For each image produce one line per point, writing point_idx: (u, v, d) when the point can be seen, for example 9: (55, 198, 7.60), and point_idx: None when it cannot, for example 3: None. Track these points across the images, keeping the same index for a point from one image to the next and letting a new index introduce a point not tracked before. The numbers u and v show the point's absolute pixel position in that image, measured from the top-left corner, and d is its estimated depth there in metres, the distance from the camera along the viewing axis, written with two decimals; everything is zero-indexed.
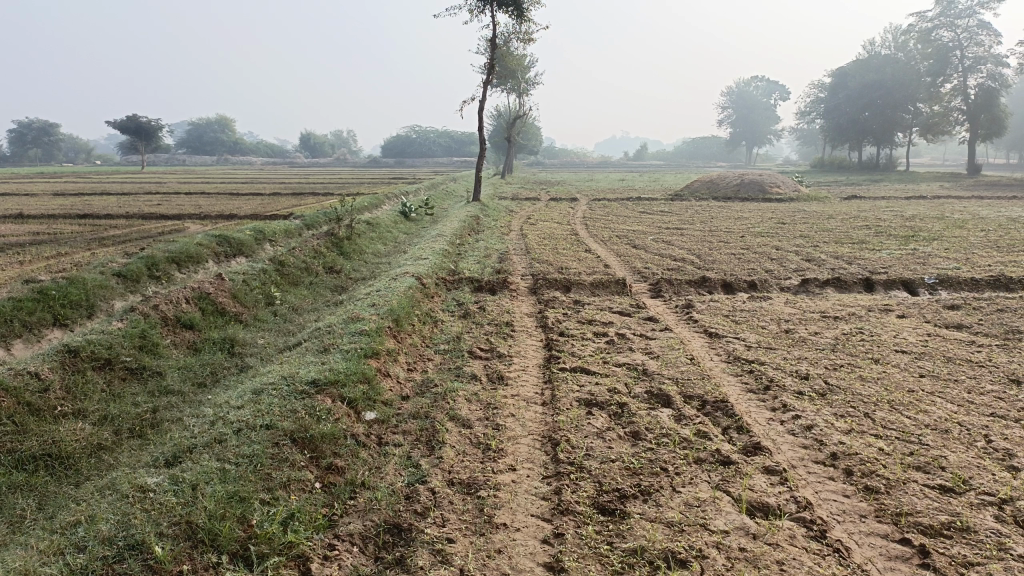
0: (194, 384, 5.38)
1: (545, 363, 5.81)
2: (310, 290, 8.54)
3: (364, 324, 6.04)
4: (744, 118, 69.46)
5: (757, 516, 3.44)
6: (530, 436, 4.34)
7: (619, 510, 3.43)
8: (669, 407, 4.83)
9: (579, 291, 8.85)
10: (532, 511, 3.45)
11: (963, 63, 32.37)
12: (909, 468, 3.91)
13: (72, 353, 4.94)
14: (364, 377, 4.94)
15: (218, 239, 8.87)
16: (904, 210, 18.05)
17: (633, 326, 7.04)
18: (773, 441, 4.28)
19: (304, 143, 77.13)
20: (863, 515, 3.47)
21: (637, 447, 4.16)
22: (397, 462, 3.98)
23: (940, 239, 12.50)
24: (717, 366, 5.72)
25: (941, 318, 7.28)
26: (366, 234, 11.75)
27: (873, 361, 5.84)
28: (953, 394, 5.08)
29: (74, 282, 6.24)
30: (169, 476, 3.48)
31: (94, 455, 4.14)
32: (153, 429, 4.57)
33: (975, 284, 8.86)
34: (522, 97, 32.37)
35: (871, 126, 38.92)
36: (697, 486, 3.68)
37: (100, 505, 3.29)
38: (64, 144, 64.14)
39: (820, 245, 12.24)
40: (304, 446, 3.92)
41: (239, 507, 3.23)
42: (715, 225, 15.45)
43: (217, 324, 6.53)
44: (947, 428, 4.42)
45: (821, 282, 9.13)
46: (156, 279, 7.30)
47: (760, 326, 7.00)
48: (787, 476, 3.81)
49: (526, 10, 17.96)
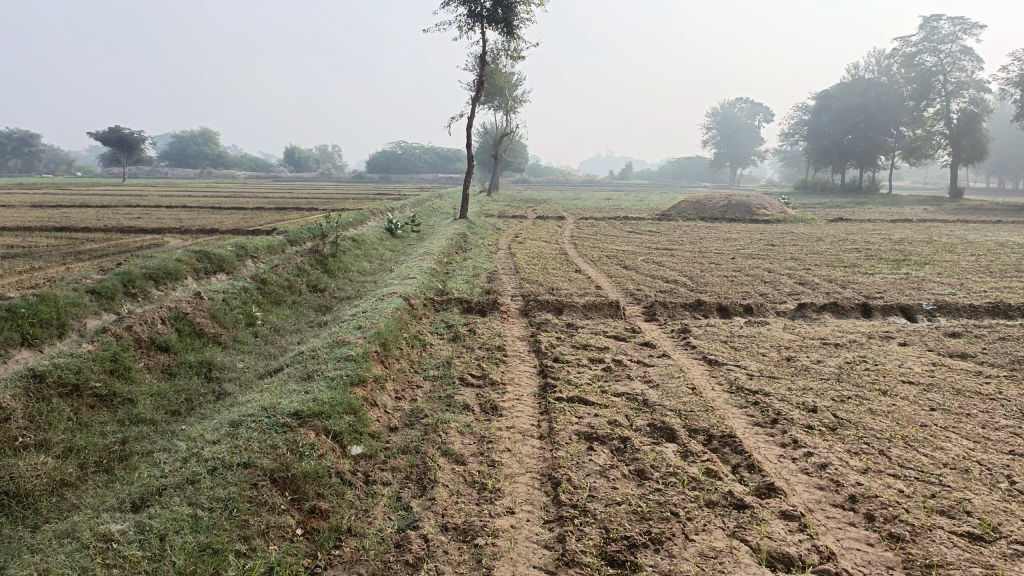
0: (167, 412, 5.06)
1: (540, 391, 5.53)
2: (293, 309, 8.24)
3: (350, 349, 5.73)
4: (729, 139, 69.83)
5: (779, 569, 3.18)
6: (528, 474, 4.06)
7: (629, 561, 3.17)
8: (673, 441, 4.57)
9: (571, 313, 8.59)
10: (534, 562, 3.17)
11: (945, 88, 32.65)
12: (933, 513, 3.66)
13: (38, 378, 4.60)
14: (350, 408, 4.63)
15: (198, 255, 8.54)
16: (893, 233, 17.96)
17: (629, 352, 6.79)
18: (787, 481, 4.03)
19: (289, 158, 76.58)
20: (890, 567, 3.20)
21: (643, 488, 3.88)
22: (386, 504, 3.68)
23: (932, 264, 12.34)
24: (720, 396, 5.46)
25: (944, 346, 7.07)
26: (351, 251, 11.45)
27: (882, 393, 5.60)
28: (967, 429, 4.85)
29: (45, 300, 5.90)
30: (136, 524, 3.17)
31: (56, 493, 3.81)
32: (122, 463, 4.24)
33: (973, 311, 8.69)
34: (509, 114, 32.17)
35: (854, 149, 39.08)
36: (712, 534, 3.42)
37: (56, 556, 2.96)
38: (43, 155, 62.92)
39: (811, 268, 12.06)
40: (284, 487, 3.62)
41: (212, 563, 2.94)
42: (705, 246, 15.29)
43: (195, 347, 6.22)
44: (967, 468, 4.19)
45: (818, 307, 8.92)
46: (133, 295, 6.96)
47: (761, 353, 6.76)
48: (807, 522, 3.54)
49: (516, 27, 17.79)
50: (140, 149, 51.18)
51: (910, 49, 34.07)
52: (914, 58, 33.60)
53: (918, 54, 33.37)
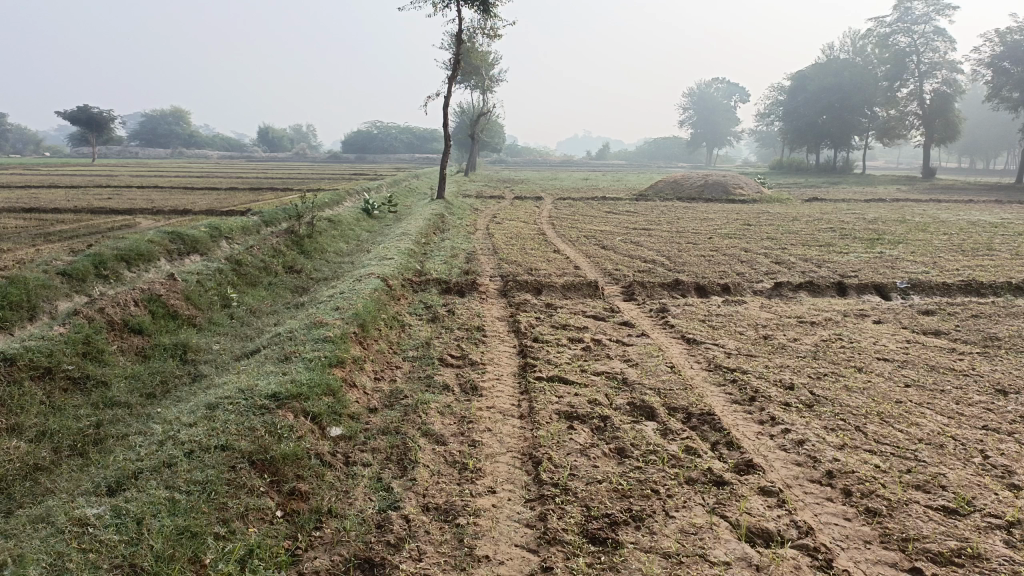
0: (143, 395, 4.99)
1: (520, 371, 5.53)
2: (270, 290, 8.16)
3: (328, 330, 5.68)
4: (706, 119, 69.95)
5: (758, 544, 3.20)
6: (509, 454, 4.05)
7: (611, 539, 3.18)
8: (653, 419, 4.59)
9: (550, 293, 8.59)
10: (516, 541, 3.18)
11: (918, 68, 32.89)
12: (909, 487, 3.71)
13: (8, 361, 4.51)
14: (329, 390, 4.59)
15: (171, 236, 8.40)
16: (867, 213, 18.12)
17: (608, 331, 6.80)
18: (765, 457, 4.06)
19: (262, 138, 75.59)
20: (868, 541, 3.24)
21: (624, 466, 3.89)
22: (367, 485, 3.66)
23: (906, 243, 12.48)
24: (699, 374, 5.49)
25: (918, 324, 7.17)
26: (327, 232, 11.34)
27: (857, 370, 5.66)
28: (941, 404, 4.92)
29: (14, 282, 5.78)
30: (112, 508, 3.12)
31: (29, 478, 3.74)
32: (96, 446, 4.17)
33: (946, 289, 8.80)
34: (485, 94, 31.92)
35: (829, 130, 39.29)
36: (692, 511, 3.44)
37: (30, 542, 2.90)
38: (9, 135, 61.23)
39: (788, 248, 12.15)
40: (263, 469, 3.58)
41: (190, 546, 2.91)
42: (682, 225, 15.35)
43: (169, 329, 6.12)
44: (942, 443, 4.25)
45: (794, 285, 8.99)
46: (105, 277, 6.84)
47: (738, 332, 6.80)
48: (785, 499, 3.58)
49: (493, 5, 17.59)
50: (109, 128, 50.15)
51: (884, 30, 34.25)
52: (888, 38, 33.82)
53: (892, 35, 33.58)
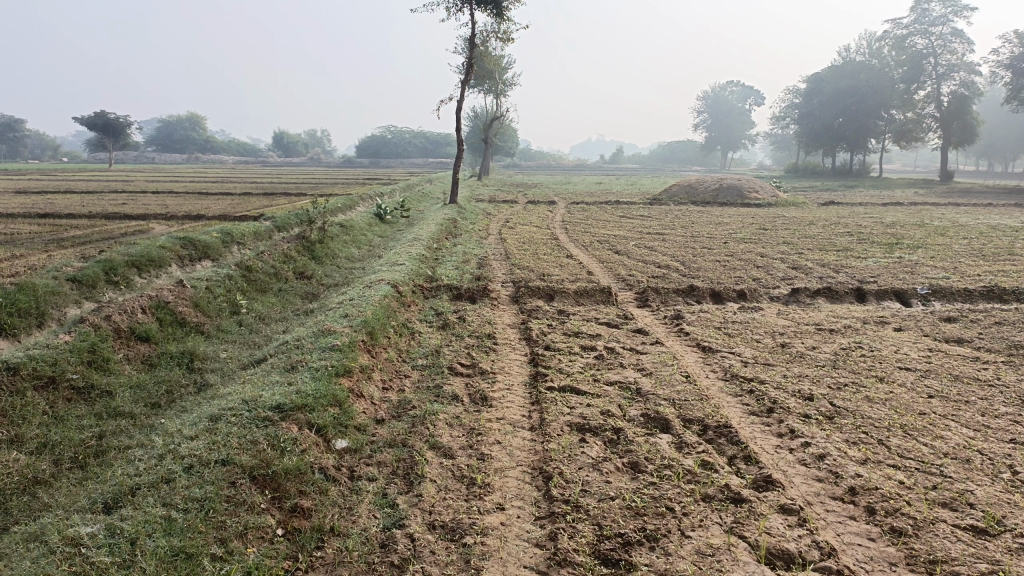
0: (147, 404, 4.90)
1: (531, 380, 5.41)
2: (279, 297, 8.08)
3: (336, 338, 5.58)
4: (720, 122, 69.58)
5: (779, 566, 3.07)
6: (519, 468, 3.93)
7: (624, 560, 3.06)
8: (668, 432, 4.45)
9: (562, 300, 8.45)
10: (524, 562, 3.06)
11: (936, 70, 32.49)
12: (935, 505, 3.55)
13: (11, 371, 4.44)
14: (335, 400, 4.48)
15: (182, 241, 8.35)
16: (885, 216, 17.83)
17: (622, 339, 6.66)
18: (784, 473, 3.91)
19: (277, 142, 75.85)
20: (893, 563, 3.09)
21: (637, 481, 3.76)
22: (372, 501, 3.55)
23: (925, 247, 12.25)
24: (715, 384, 5.35)
25: (939, 331, 6.99)
26: (339, 237, 11.27)
27: (878, 380, 5.49)
28: (966, 417, 4.75)
29: (23, 288, 5.72)
30: (106, 526, 3.03)
31: (27, 491, 3.66)
32: (97, 459, 4.09)
33: (968, 296, 8.59)
34: (498, 97, 31.81)
35: (845, 132, 38.89)
36: (708, 530, 3.30)
37: (21, 563, 2.82)
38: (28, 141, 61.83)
39: (804, 253, 11.95)
40: (264, 484, 3.48)
41: (185, 567, 2.81)
42: (697, 230, 15.17)
43: (177, 337, 6.04)
44: (969, 458, 4.08)
45: (811, 291, 8.81)
46: (114, 284, 6.77)
47: (755, 339, 6.64)
48: (806, 517, 3.43)
49: (506, 8, 17.50)
50: (126, 134, 50.49)
51: (901, 32, 33.87)
52: (905, 40, 33.46)
53: (909, 36, 33.23)
